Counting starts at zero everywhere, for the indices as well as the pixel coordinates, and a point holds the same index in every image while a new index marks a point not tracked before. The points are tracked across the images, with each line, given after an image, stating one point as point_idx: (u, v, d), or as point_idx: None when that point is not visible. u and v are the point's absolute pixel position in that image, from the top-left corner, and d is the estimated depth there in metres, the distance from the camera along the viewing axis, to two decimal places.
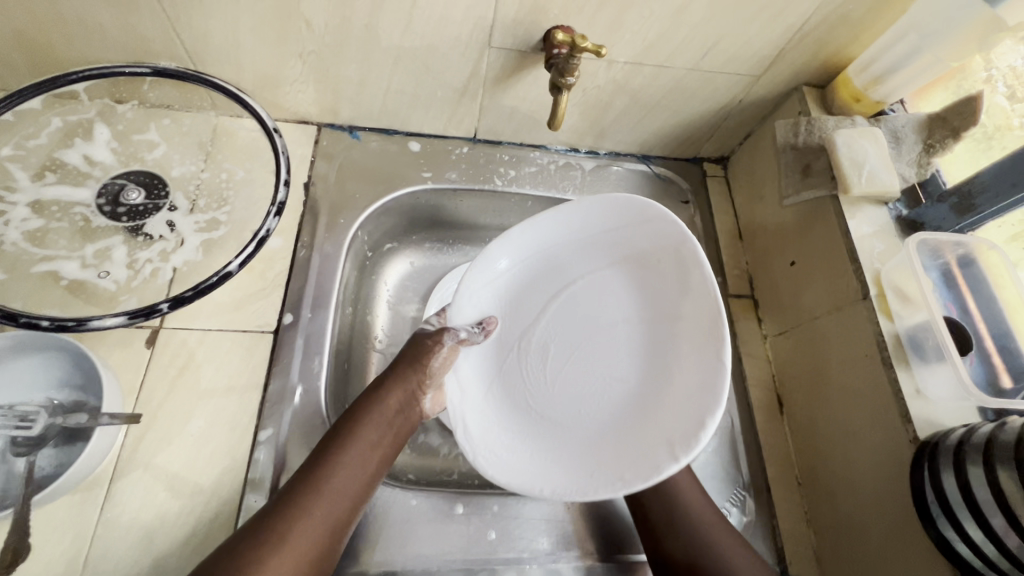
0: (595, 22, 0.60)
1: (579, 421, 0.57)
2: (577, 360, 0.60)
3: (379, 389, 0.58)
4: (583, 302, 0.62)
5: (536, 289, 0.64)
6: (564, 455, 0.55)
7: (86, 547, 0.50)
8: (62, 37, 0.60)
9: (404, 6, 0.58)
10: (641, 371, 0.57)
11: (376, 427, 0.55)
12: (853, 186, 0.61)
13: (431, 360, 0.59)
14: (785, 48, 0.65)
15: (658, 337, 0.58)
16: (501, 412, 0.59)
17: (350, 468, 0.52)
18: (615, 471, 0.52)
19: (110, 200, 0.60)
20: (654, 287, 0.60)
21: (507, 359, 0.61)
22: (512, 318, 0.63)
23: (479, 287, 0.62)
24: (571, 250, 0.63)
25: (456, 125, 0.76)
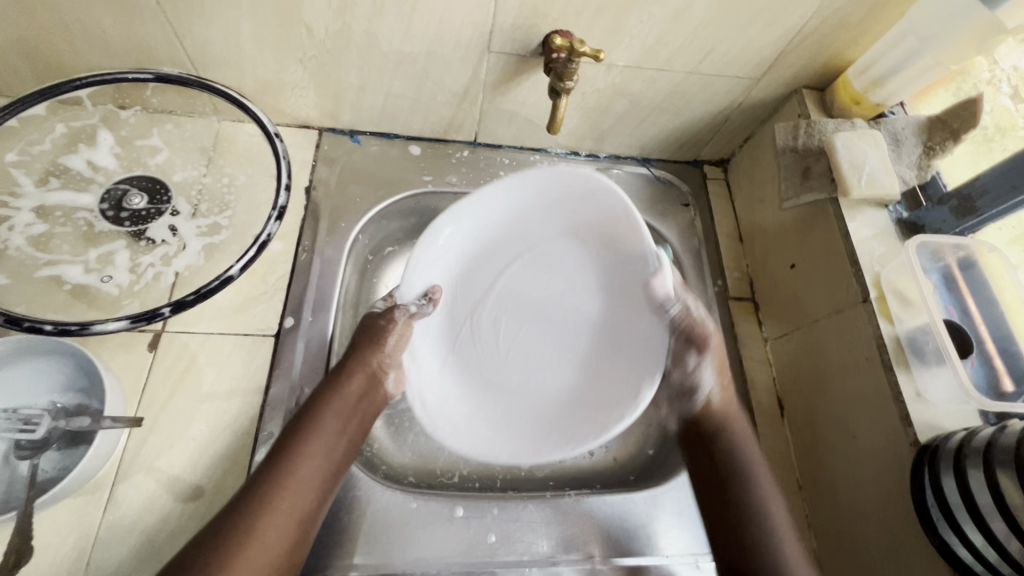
0: (593, 26, 0.60)
1: (529, 387, 0.64)
2: (529, 333, 0.67)
3: (338, 376, 0.57)
4: (536, 277, 0.69)
5: (488, 260, 0.68)
6: (516, 422, 0.62)
7: (88, 550, 0.50)
8: (66, 44, 0.60)
9: (403, 12, 0.58)
10: (587, 343, 0.66)
11: (338, 418, 0.55)
12: (852, 189, 0.61)
13: (386, 341, 0.60)
14: (784, 51, 0.65)
15: (605, 316, 0.67)
16: (455, 381, 0.64)
17: (314, 458, 0.52)
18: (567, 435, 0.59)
19: (113, 206, 0.61)
20: (597, 263, 0.68)
21: (461, 330, 0.66)
22: (466, 289, 0.67)
23: (434, 260, 0.64)
24: (525, 227, 0.69)
25: (456, 129, 0.77)
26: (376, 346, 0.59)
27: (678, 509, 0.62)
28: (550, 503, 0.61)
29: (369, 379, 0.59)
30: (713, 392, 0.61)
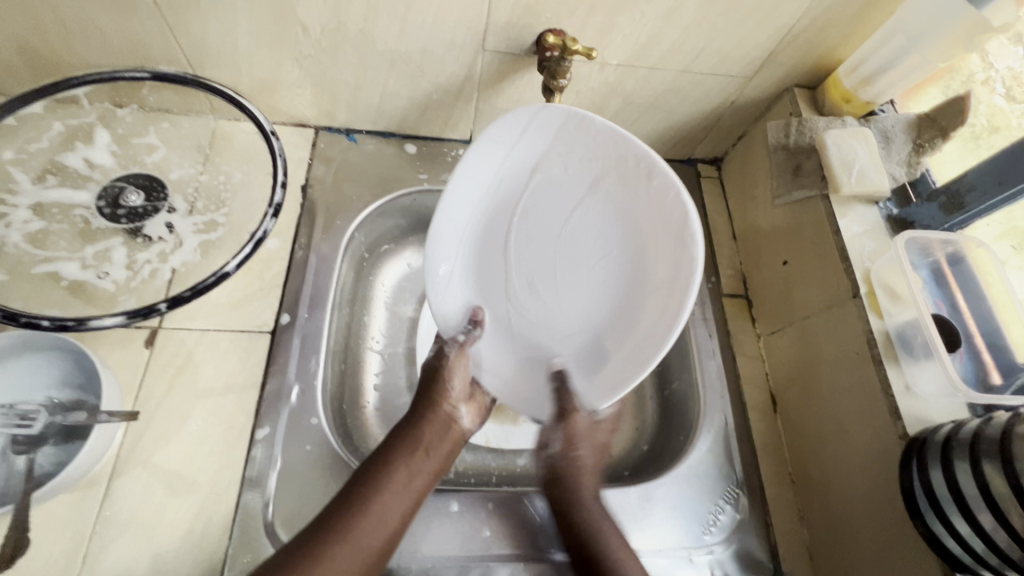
0: (586, 25, 0.61)
1: (597, 318, 0.58)
2: (573, 265, 0.59)
3: (415, 419, 0.58)
4: (537, 213, 0.60)
5: (490, 239, 0.61)
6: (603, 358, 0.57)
7: (85, 543, 0.51)
8: (63, 42, 0.61)
9: (399, 11, 0.59)
10: (622, 236, 0.57)
11: (415, 459, 0.55)
12: (843, 186, 0.62)
13: (450, 379, 0.61)
14: (775, 50, 0.66)
15: (615, 195, 0.57)
16: (521, 367, 0.61)
17: (391, 498, 0.51)
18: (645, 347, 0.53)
19: (109, 203, 0.61)
20: (586, 159, 0.57)
21: (507, 320, 0.62)
22: (490, 288, 0.62)
23: (442, 293, 0.60)
24: (501, 177, 0.59)
25: (451, 127, 0.77)
26: (443, 385, 0.60)
27: (672, 504, 0.63)
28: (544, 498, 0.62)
29: (445, 422, 0.59)
30: (567, 449, 0.60)
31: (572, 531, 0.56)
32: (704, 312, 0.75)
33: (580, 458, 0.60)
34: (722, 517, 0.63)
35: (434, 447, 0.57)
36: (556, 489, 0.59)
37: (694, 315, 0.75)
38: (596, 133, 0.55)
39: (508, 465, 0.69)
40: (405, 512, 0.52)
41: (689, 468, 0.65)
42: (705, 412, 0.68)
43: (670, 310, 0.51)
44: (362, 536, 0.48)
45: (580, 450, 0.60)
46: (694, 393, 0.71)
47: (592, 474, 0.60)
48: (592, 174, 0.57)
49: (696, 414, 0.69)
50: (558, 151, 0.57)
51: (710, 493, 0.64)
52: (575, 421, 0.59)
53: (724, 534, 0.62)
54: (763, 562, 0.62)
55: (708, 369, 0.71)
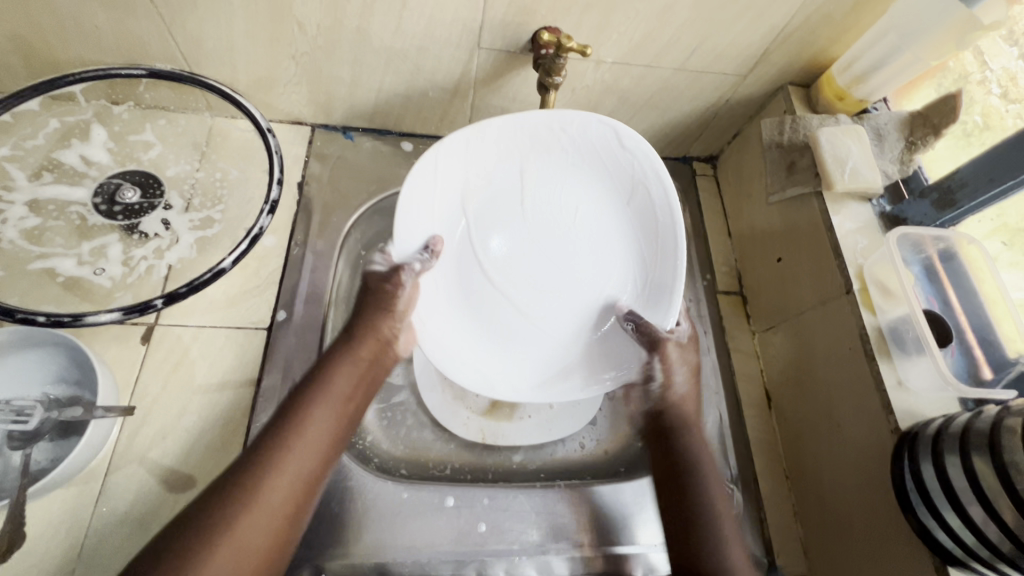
0: (582, 23, 0.61)
1: (615, 254, 0.65)
2: (566, 242, 0.65)
3: (344, 348, 0.55)
4: (491, 228, 0.63)
5: (465, 281, 0.62)
6: (649, 271, 0.63)
7: (81, 539, 0.51)
8: (59, 39, 0.61)
9: (395, 8, 0.59)
10: (582, 186, 0.65)
11: (342, 389, 0.53)
12: (836, 183, 0.63)
13: (393, 305, 0.56)
14: (768, 48, 0.66)
15: (549, 163, 0.63)
16: (579, 352, 0.63)
17: (317, 427, 0.50)
18: (651, 222, 0.63)
19: (106, 199, 0.61)
20: (496, 171, 0.62)
21: (548, 320, 0.64)
22: (513, 310, 0.63)
23: (457, 345, 0.59)
24: (443, 219, 0.60)
25: (447, 125, 0.78)
26: (381, 311, 0.56)
27: None
28: (541, 493, 0.62)
29: (377, 350, 0.57)
30: (675, 384, 0.61)
31: (679, 465, 0.57)
32: (699, 309, 0.75)
33: (676, 389, 0.61)
34: None
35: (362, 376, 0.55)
36: (664, 423, 0.60)
37: (689, 312, 0.75)
38: (512, 134, 0.60)
39: (503, 461, 0.69)
40: (332, 437, 0.51)
41: None
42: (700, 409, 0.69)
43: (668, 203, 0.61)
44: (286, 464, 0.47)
45: (676, 381, 0.61)
46: None
47: (696, 413, 0.61)
48: (522, 161, 0.63)
49: None
50: (478, 174, 0.61)
51: None
52: (669, 351, 0.59)
53: None
54: (757, 557, 0.62)
55: (703, 366, 0.71)
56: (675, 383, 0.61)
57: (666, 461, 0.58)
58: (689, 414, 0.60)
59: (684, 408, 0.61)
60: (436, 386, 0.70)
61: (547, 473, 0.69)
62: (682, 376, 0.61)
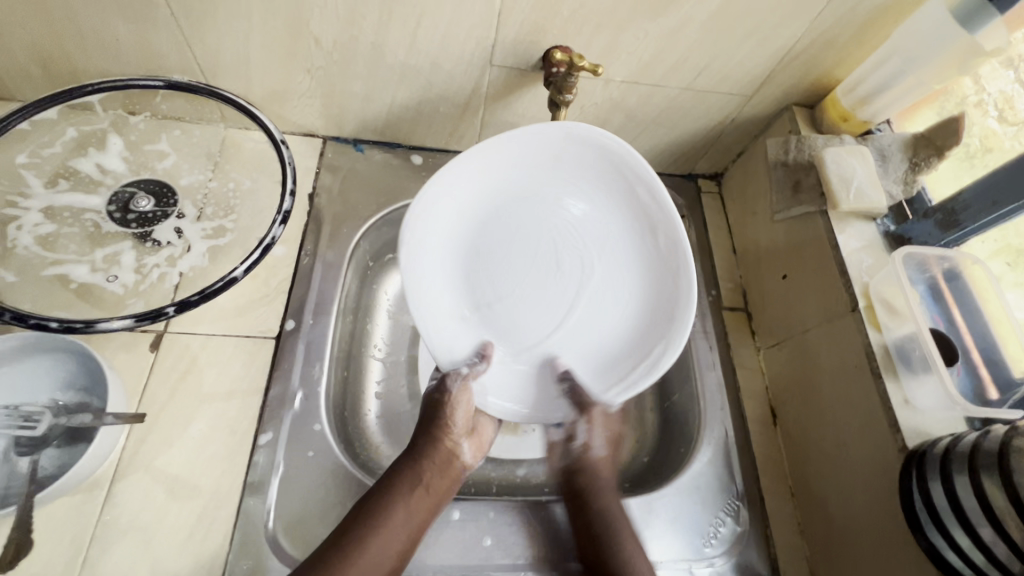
0: (592, 43, 0.63)
1: (532, 183, 0.64)
2: (534, 231, 0.65)
3: (414, 458, 0.57)
4: (506, 317, 0.63)
5: (580, 325, 0.63)
6: (550, 148, 0.62)
7: (84, 547, 0.50)
8: (81, 49, 0.62)
9: (409, 25, 0.60)
10: (474, 209, 0.63)
11: (414, 497, 0.55)
12: (840, 202, 0.64)
13: (452, 411, 0.59)
14: (774, 70, 0.67)
15: (443, 248, 0.62)
16: (632, 219, 0.64)
17: (386, 537, 0.52)
18: (466, 172, 0.60)
19: (120, 207, 0.62)
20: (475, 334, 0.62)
21: (609, 232, 0.65)
22: (609, 270, 0.64)
23: (622, 367, 0.62)
24: (494, 370, 0.62)
25: (457, 139, 0.79)
26: (445, 420, 0.59)
27: (673, 516, 0.63)
28: (546, 507, 0.61)
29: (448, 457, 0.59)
30: (593, 446, 0.62)
31: (591, 523, 0.58)
32: (705, 325, 0.76)
33: (596, 451, 0.62)
34: (722, 529, 0.63)
35: (435, 482, 0.57)
36: (575, 487, 0.61)
37: (695, 327, 0.75)
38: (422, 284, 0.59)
39: (508, 475, 0.69)
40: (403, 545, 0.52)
41: (690, 480, 0.65)
42: (705, 425, 0.69)
43: (491, 138, 0.59)
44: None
45: (595, 445, 0.62)
46: (695, 406, 0.71)
47: (611, 479, 0.62)
48: (444, 267, 0.62)
49: (696, 427, 0.69)
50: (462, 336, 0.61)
51: (710, 504, 0.64)
52: (595, 418, 0.61)
53: (724, 547, 0.62)
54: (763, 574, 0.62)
55: (708, 382, 0.71)
56: (595, 440, 0.62)
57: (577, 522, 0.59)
58: (605, 480, 0.61)
59: (603, 471, 0.62)
60: None
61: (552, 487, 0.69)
62: (602, 427, 0.62)
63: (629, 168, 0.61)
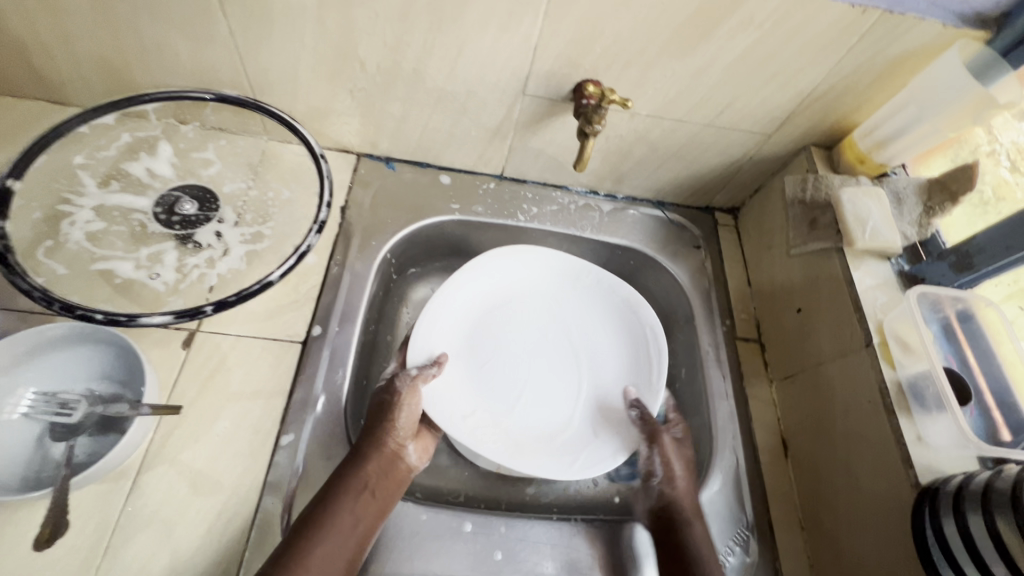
0: (622, 78, 0.66)
1: (496, 302, 0.76)
2: (516, 329, 0.75)
3: (358, 457, 0.57)
4: (536, 397, 0.70)
5: (595, 365, 0.74)
6: (492, 271, 0.75)
7: (108, 535, 0.52)
8: (141, 61, 0.67)
9: (451, 55, 0.64)
10: (457, 330, 0.72)
11: (357, 501, 0.54)
12: (857, 241, 0.65)
13: (397, 413, 0.60)
14: (794, 111, 0.71)
15: (453, 368, 0.69)
16: (569, 286, 0.78)
17: (331, 542, 0.52)
18: (435, 314, 0.70)
19: (166, 210, 0.65)
20: (535, 419, 0.69)
21: (557, 299, 0.78)
22: (580, 321, 0.77)
23: (628, 370, 0.73)
24: (561, 444, 0.67)
25: (485, 163, 0.82)
26: (388, 422, 0.60)
27: None
28: (557, 526, 0.62)
29: (391, 456, 0.59)
30: (675, 479, 0.63)
31: (680, 557, 0.58)
32: (718, 354, 0.77)
33: (679, 482, 0.63)
34: (731, 558, 0.63)
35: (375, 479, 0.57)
36: (664, 520, 0.61)
37: (708, 356, 0.76)
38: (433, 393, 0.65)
39: (516, 493, 0.70)
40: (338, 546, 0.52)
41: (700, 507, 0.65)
42: (716, 453, 0.69)
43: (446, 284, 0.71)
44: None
45: (679, 482, 0.63)
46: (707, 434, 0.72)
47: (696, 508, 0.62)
48: (469, 378, 0.70)
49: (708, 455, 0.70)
50: (513, 433, 0.67)
51: (719, 533, 0.64)
52: (666, 444, 0.65)
53: None
54: None
55: (720, 411, 0.72)
56: (672, 468, 0.64)
57: (670, 560, 0.58)
58: (691, 507, 0.61)
59: (687, 500, 0.62)
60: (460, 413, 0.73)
61: (560, 507, 0.70)
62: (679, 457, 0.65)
63: (536, 255, 0.76)
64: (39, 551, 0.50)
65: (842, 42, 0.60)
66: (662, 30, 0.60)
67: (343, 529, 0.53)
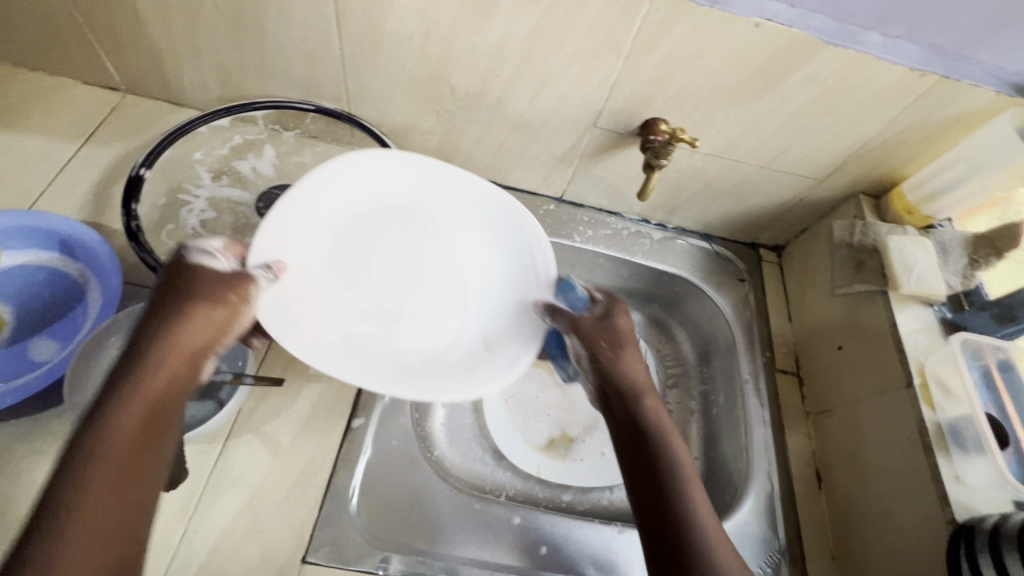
0: (688, 118, 0.72)
1: (354, 218, 0.69)
2: (381, 245, 0.70)
3: (144, 357, 0.41)
4: (409, 314, 0.68)
5: (467, 275, 0.72)
6: (348, 184, 0.68)
7: (199, 493, 0.57)
8: (256, 74, 0.75)
9: (533, 88, 0.71)
10: (317, 251, 0.66)
11: (144, 406, 0.40)
12: (902, 285, 0.69)
13: (202, 298, 0.45)
14: (847, 160, 0.75)
15: (311, 294, 0.63)
16: (443, 193, 0.72)
17: (111, 486, 0.37)
18: (278, 234, 0.61)
19: (266, 206, 0.75)
20: (414, 342, 0.66)
21: (423, 209, 0.72)
22: (453, 231, 0.73)
23: (514, 284, 0.70)
24: (447, 364, 0.65)
25: (548, 186, 0.88)
26: (190, 307, 0.44)
27: None
28: (601, 527, 0.65)
29: (185, 365, 0.43)
30: (623, 354, 0.59)
31: (644, 438, 0.54)
32: (757, 383, 0.80)
33: (623, 361, 0.59)
34: None
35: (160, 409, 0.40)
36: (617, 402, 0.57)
37: (747, 385, 0.80)
38: (272, 298, 0.59)
39: (553, 498, 0.78)
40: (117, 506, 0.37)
41: (733, 528, 0.68)
42: (751, 475, 0.72)
43: (285, 198, 0.62)
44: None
45: (624, 357, 0.59)
46: (743, 458, 0.75)
47: (648, 380, 0.58)
48: (332, 296, 0.65)
49: (744, 477, 0.73)
50: (396, 354, 0.65)
51: (754, 554, 0.67)
52: (588, 327, 0.61)
53: None
54: None
55: (756, 436, 0.75)
56: (603, 347, 0.59)
57: (625, 437, 0.55)
58: (648, 384, 0.58)
59: (637, 374, 0.58)
60: (501, 415, 0.84)
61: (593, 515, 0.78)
62: (629, 336, 0.61)
63: (406, 160, 0.70)
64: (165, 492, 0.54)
65: (899, 100, 0.65)
66: (731, 78, 0.65)
67: (124, 475, 0.38)
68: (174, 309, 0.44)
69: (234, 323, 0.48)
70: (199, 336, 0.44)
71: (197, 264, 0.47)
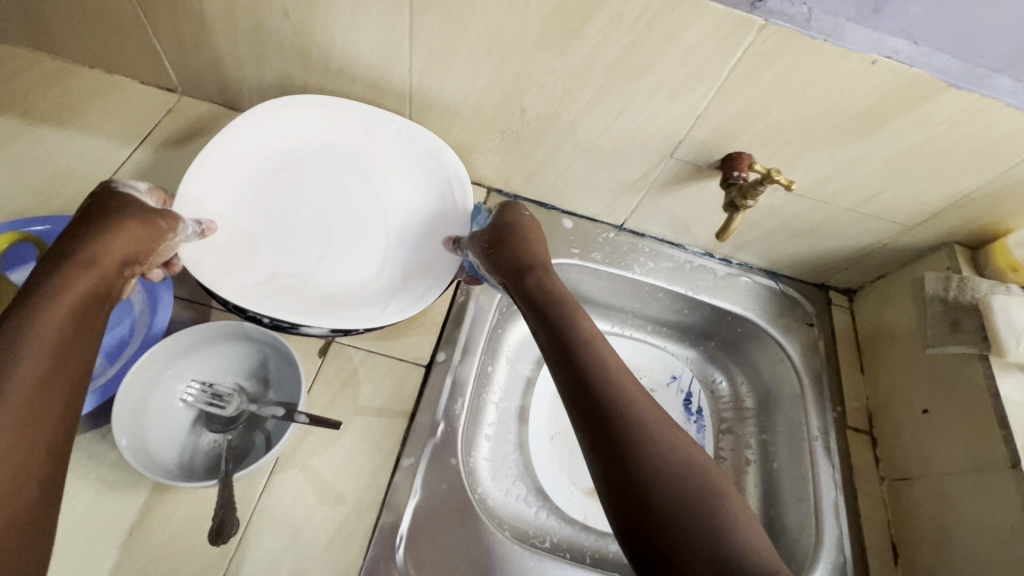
0: (774, 155, 0.67)
1: (277, 163, 0.72)
2: (308, 183, 0.72)
3: (73, 263, 0.49)
4: (334, 248, 0.70)
5: (390, 212, 0.74)
6: (267, 133, 0.71)
7: (242, 529, 0.55)
8: (318, 84, 0.73)
9: (610, 115, 0.67)
10: (244, 198, 0.69)
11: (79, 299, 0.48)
12: (1009, 351, 0.62)
13: (127, 220, 0.54)
14: (945, 208, 0.69)
15: (237, 241, 0.67)
16: (364, 135, 0.74)
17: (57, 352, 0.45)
18: (196, 191, 0.65)
19: None
20: (337, 280, 0.69)
21: (346, 147, 0.74)
22: (377, 171, 0.75)
23: (440, 217, 0.74)
24: (365, 297, 0.69)
25: (609, 214, 0.84)
26: (119, 227, 0.53)
27: None
28: None
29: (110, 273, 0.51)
30: (527, 246, 0.65)
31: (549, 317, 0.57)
32: (827, 441, 0.74)
33: (529, 253, 0.64)
34: None
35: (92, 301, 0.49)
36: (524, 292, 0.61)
37: (816, 442, 0.74)
38: (192, 251, 0.62)
39: (600, 549, 0.74)
40: (51, 378, 0.44)
41: None
42: (820, 545, 0.67)
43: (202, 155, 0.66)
44: (25, 437, 0.41)
45: (529, 251, 0.64)
46: (810, 524, 0.70)
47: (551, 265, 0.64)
48: (262, 236, 0.68)
49: (811, 546, 0.68)
50: (321, 289, 0.68)
51: None
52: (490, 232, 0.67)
53: None
54: None
55: (825, 501, 0.70)
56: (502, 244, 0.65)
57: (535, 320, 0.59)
58: (550, 268, 0.64)
59: (540, 261, 0.64)
60: (546, 453, 0.79)
61: None
62: (532, 232, 0.68)
63: (319, 99, 0.71)
64: (214, 546, 0.50)
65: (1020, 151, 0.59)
66: (832, 117, 0.60)
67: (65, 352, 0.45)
68: (102, 226, 0.52)
69: (160, 251, 0.57)
70: (123, 247, 0.52)
71: (126, 196, 0.56)
